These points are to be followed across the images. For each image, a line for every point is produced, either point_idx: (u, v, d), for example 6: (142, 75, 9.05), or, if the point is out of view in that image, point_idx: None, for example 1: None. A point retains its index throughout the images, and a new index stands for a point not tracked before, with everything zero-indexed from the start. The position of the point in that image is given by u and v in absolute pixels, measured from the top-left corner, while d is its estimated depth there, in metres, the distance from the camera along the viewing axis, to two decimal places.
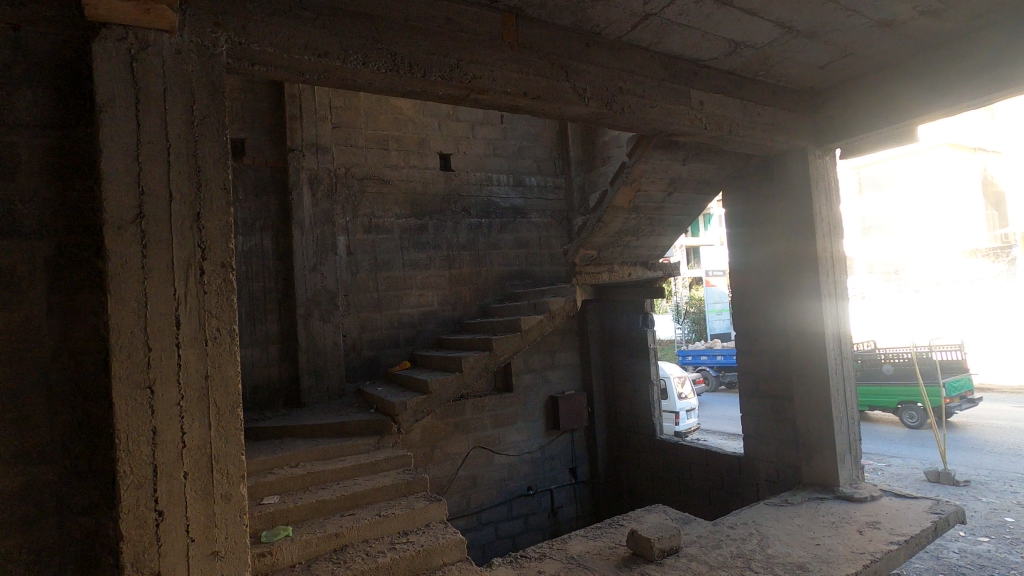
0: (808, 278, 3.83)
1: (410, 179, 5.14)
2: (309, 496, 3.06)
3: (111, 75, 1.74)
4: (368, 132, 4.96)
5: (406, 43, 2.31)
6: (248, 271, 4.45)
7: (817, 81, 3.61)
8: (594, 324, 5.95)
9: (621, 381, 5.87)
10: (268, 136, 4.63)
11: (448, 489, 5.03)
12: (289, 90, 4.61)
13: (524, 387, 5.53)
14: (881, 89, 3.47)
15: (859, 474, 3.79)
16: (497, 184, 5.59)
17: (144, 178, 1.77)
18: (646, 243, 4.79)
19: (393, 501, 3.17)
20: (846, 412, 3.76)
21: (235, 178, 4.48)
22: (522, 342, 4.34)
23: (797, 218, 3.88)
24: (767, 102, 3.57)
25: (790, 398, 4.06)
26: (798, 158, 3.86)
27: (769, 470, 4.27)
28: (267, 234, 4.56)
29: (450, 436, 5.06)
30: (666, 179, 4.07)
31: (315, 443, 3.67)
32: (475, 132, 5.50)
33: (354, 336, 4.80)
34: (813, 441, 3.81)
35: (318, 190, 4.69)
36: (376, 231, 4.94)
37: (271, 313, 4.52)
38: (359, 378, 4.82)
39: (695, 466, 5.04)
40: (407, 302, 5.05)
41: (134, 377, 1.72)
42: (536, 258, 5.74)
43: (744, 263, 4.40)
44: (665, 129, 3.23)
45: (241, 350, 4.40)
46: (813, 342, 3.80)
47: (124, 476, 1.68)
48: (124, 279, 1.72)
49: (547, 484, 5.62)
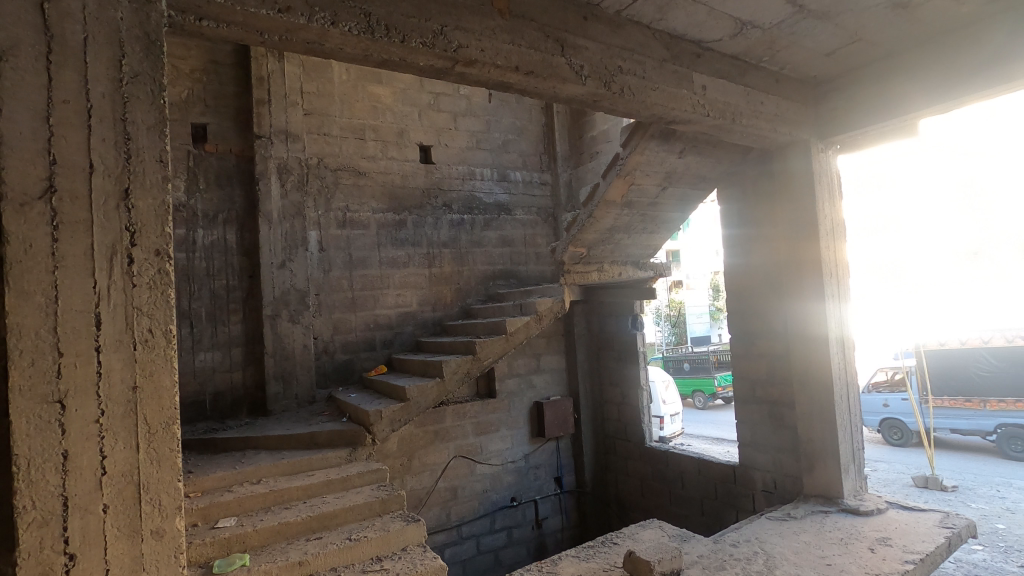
0: (811, 278, 3.63)
1: (388, 171, 4.83)
2: (271, 518, 2.73)
3: (13, 16, 1.41)
4: (343, 120, 4.63)
5: (384, 4, 2.02)
6: (209, 267, 4.10)
7: (823, 69, 3.41)
8: (580, 326, 5.70)
9: (610, 386, 5.62)
10: (233, 122, 4.28)
11: (426, 502, 4.73)
12: (256, 71, 4.26)
13: (509, 393, 5.25)
14: (884, 81, 3.32)
15: (863, 485, 3.60)
16: (481, 178, 5.31)
17: (57, 146, 1.44)
18: (638, 241, 4.57)
19: (365, 522, 2.86)
20: (850, 422, 3.57)
21: (196, 166, 4.12)
22: (507, 346, 4.06)
23: (801, 216, 3.67)
24: (770, 90, 3.35)
25: (790, 405, 3.85)
26: (801, 151, 3.66)
27: (765, 480, 4.07)
28: (231, 227, 4.21)
29: (429, 446, 4.76)
30: (661, 173, 3.84)
31: (281, 457, 3.33)
32: (458, 124, 5.21)
33: (326, 339, 4.46)
34: (815, 450, 3.61)
35: (288, 181, 4.35)
36: (351, 227, 4.62)
37: (234, 314, 4.17)
38: (331, 384, 4.48)
39: (688, 475, 4.80)
40: (385, 302, 4.73)
41: (39, 390, 1.38)
42: (521, 257, 5.46)
43: (744, 264, 4.17)
44: (664, 116, 2.99)
45: (202, 354, 4.05)
46: (817, 347, 3.59)
47: (22, 513, 1.35)
48: (27, 269, 1.39)
49: (532, 495, 5.34)
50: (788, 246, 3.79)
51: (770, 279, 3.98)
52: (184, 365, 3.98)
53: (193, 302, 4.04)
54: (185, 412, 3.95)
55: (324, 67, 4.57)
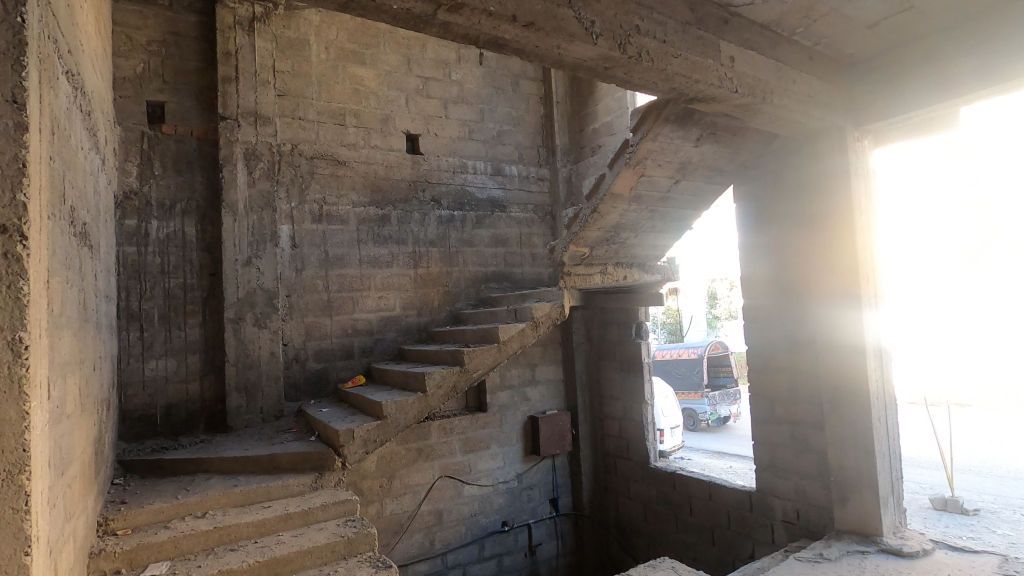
0: (844, 285, 3.22)
1: (371, 161, 4.38)
2: (211, 565, 2.26)
3: None
4: (322, 103, 4.19)
5: None
6: (165, 263, 3.64)
7: (861, 46, 3.00)
8: (579, 334, 5.25)
9: (610, 399, 5.17)
10: (196, 101, 3.83)
11: (408, 527, 4.27)
12: (222, 46, 3.81)
13: (501, 407, 4.79)
14: (930, 60, 2.91)
15: (901, 520, 3.17)
16: (473, 172, 4.87)
17: None
18: (645, 241, 4.13)
19: (327, 568, 2.39)
20: (888, 447, 3.16)
21: (151, 150, 3.67)
22: (499, 356, 3.60)
23: (834, 215, 3.27)
24: (803, 68, 2.91)
25: (814, 426, 3.44)
26: (836, 140, 3.24)
27: (786, 510, 3.63)
28: (190, 219, 3.75)
29: (411, 465, 4.31)
30: (675, 163, 3.42)
31: (235, 483, 2.86)
32: (448, 112, 4.76)
33: (297, 346, 3.99)
34: (846, 478, 3.19)
35: (256, 168, 3.89)
36: (327, 221, 4.16)
37: (192, 317, 3.71)
38: (303, 397, 4.01)
39: (697, 500, 4.35)
40: (364, 306, 4.26)
41: None
42: (516, 257, 5.01)
43: (765, 270, 3.72)
44: (685, 90, 2.56)
45: (154, 362, 3.58)
46: (853, 365, 3.17)
47: None
48: None
49: (525, 518, 4.87)
50: (818, 251, 3.37)
51: (796, 286, 3.54)
52: (132, 374, 3.50)
53: (144, 302, 3.57)
54: (133, 427, 3.48)
55: (301, 44, 4.13)
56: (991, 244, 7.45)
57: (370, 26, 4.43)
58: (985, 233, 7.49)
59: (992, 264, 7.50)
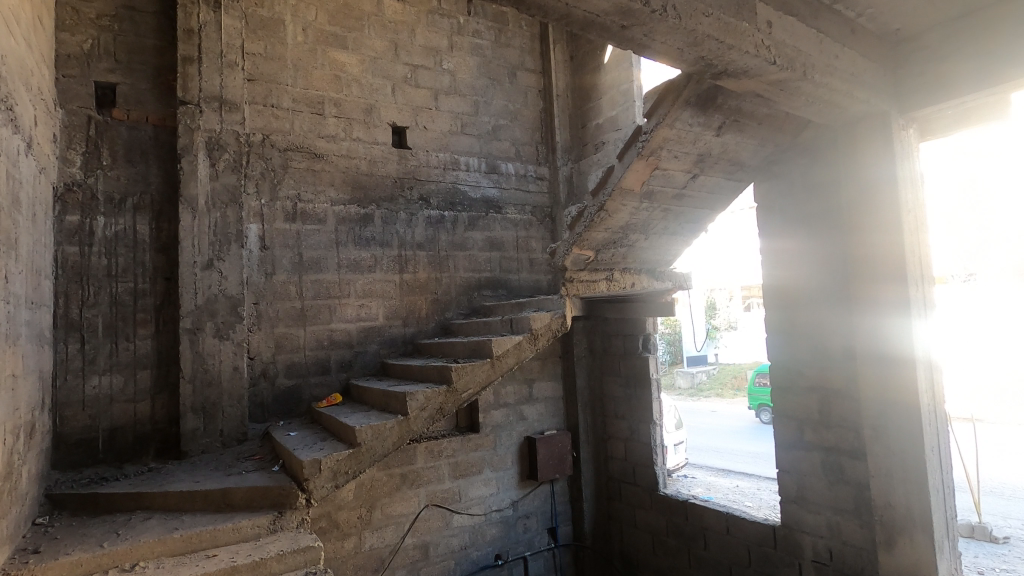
0: (890, 295, 2.81)
1: (353, 155, 3.96)
2: None
3: None
4: (297, 90, 3.78)
5: None
6: (112, 266, 3.20)
7: (909, 19, 2.60)
8: (582, 345, 4.81)
9: (615, 418, 4.74)
10: (153, 84, 3.42)
11: (389, 564, 3.80)
12: (183, 22, 3.39)
13: (495, 426, 4.35)
14: (985, 37, 2.52)
15: (957, 565, 2.77)
16: (466, 169, 4.46)
17: None
18: (655, 244, 3.70)
19: None
20: (941, 480, 2.75)
21: (98, 137, 3.25)
22: (492, 373, 3.15)
23: (873, 214, 2.88)
24: (847, 42, 2.51)
25: (852, 452, 3.01)
26: (879, 130, 2.83)
27: (817, 549, 3.20)
28: (144, 216, 3.32)
29: (394, 493, 3.86)
30: (693, 155, 3.01)
31: (176, 526, 2.39)
32: (439, 103, 4.36)
33: (266, 360, 3.54)
34: (895, 517, 2.79)
35: (221, 160, 3.46)
36: (302, 220, 3.73)
37: (143, 327, 3.27)
38: (271, 418, 3.55)
39: (712, 533, 3.89)
40: (343, 315, 3.82)
41: None
42: (512, 262, 4.59)
43: (794, 275, 3.31)
44: (714, 59, 2.15)
45: (97, 379, 3.14)
46: (902, 388, 2.76)
47: None
48: None
49: (520, 551, 4.40)
50: (857, 256, 2.96)
51: (828, 294, 3.14)
52: (71, 392, 3.05)
53: (87, 310, 3.12)
54: (69, 454, 3.02)
55: (275, 25, 3.72)
56: (988, 244, 6.61)
57: (353, 7, 4.02)
58: (982, 232, 6.65)
59: (989, 266, 6.66)
